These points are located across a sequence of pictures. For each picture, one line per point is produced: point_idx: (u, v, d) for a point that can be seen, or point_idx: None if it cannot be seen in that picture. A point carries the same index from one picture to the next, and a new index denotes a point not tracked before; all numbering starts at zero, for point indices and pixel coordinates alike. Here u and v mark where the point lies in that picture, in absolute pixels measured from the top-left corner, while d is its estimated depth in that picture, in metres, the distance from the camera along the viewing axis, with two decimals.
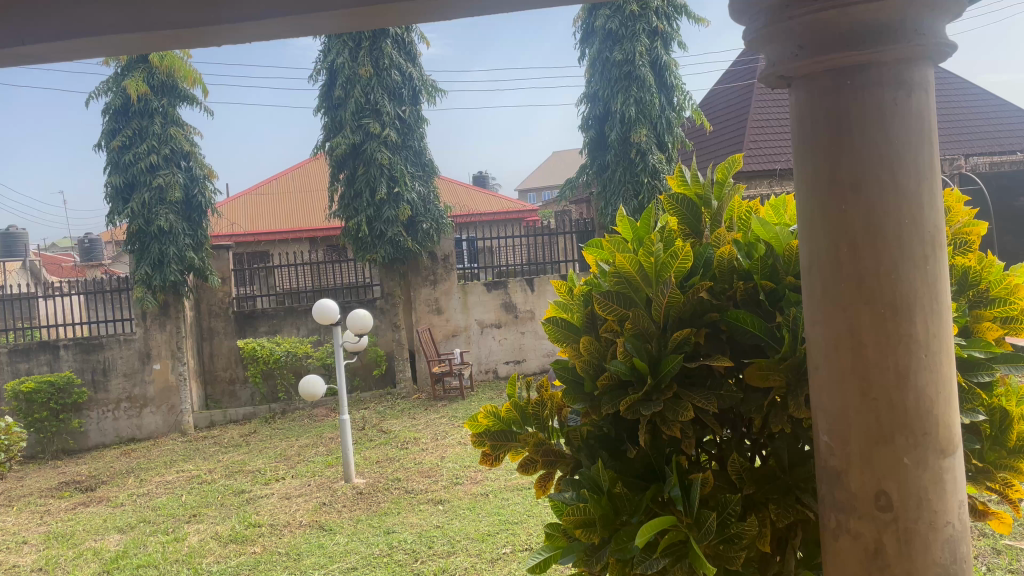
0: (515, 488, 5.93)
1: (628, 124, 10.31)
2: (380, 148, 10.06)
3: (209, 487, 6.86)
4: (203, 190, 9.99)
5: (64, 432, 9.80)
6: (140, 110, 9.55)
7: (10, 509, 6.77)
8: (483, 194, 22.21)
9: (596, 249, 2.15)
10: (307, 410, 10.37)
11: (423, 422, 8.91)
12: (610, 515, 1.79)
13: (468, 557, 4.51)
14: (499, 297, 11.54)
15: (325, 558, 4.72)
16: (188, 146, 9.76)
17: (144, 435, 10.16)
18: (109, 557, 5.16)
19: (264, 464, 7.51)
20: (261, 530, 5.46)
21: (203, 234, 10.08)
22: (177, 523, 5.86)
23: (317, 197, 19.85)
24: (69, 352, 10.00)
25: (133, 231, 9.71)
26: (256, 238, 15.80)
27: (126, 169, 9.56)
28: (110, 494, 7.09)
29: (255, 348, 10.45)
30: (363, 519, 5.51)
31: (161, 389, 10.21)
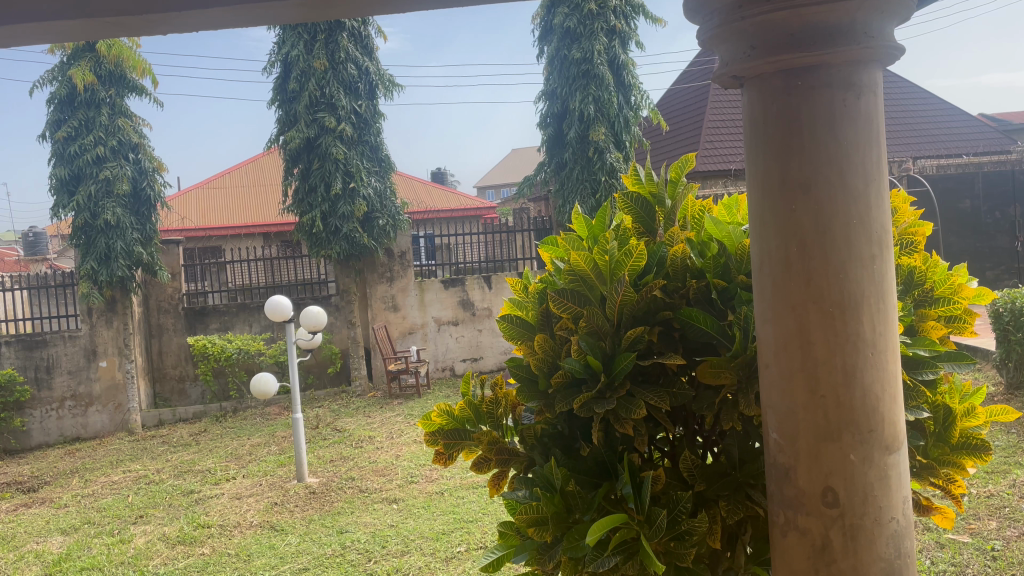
0: (471, 487, 5.91)
1: (587, 122, 10.34)
2: (335, 143, 9.95)
3: (157, 487, 6.71)
4: (152, 183, 9.76)
5: (5, 432, 9.49)
6: (86, 101, 9.27)
7: None
8: (439, 190, 22.09)
9: (551, 247, 2.14)
10: (259, 408, 10.20)
11: (379, 420, 8.84)
12: (563, 513, 1.79)
13: (422, 556, 4.48)
14: (455, 294, 11.49)
15: (277, 559, 4.64)
16: (136, 138, 9.52)
17: (89, 435, 9.90)
18: (52, 560, 5.01)
19: (214, 464, 7.37)
20: (211, 531, 5.36)
21: (153, 229, 9.84)
22: (123, 524, 5.71)
23: (271, 191, 19.55)
24: (11, 349, 9.69)
25: (78, 225, 9.44)
26: (208, 233, 15.51)
27: (71, 161, 9.30)
28: (53, 495, 6.89)
29: (206, 345, 10.24)
30: (315, 519, 5.44)
31: (108, 387, 9.97)
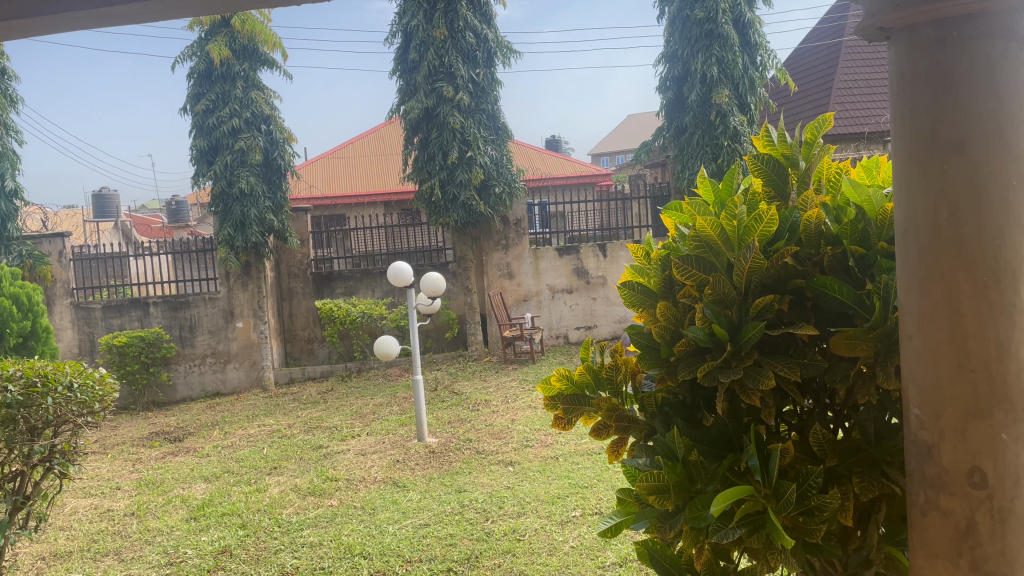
0: (586, 453, 5.94)
1: (710, 84, 10.01)
2: (453, 112, 10.06)
3: (288, 441, 7.11)
4: (282, 153, 10.21)
5: (154, 385, 10.29)
6: (222, 75, 9.78)
7: (105, 457, 7.16)
8: (555, 157, 22.03)
9: (675, 213, 2.08)
10: (381, 369, 10.60)
11: (494, 384, 9.01)
12: (686, 483, 1.75)
13: (538, 519, 4.55)
14: (570, 262, 11.49)
15: (399, 513, 4.84)
16: (268, 110, 9.97)
17: (228, 390, 10.60)
18: (196, 505, 5.42)
19: (340, 421, 7.73)
20: (339, 484, 5.64)
21: (283, 197, 10.32)
22: (258, 474, 6.10)
23: (391, 160, 20.06)
24: (158, 310, 10.46)
25: (216, 193, 10.02)
26: (333, 201, 16.12)
27: (209, 133, 9.86)
28: (196, 445, 7.42)
29: (332, 309, 10.71)
30: (435, 477, 5.62)
31: (244, 345, 10.62)
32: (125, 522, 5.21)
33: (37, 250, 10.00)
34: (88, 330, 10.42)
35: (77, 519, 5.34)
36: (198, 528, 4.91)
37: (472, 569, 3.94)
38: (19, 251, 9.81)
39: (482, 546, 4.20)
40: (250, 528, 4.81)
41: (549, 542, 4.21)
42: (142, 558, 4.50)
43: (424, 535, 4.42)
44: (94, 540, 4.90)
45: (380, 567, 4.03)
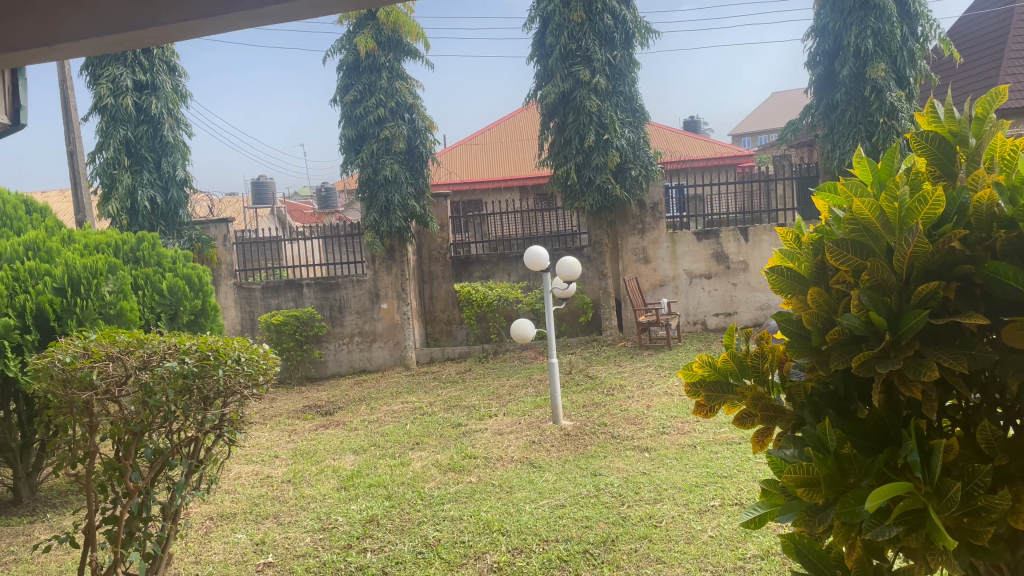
0: (725, 442, 5.81)
1: (864, 58, 9.43)
2: (590, 96, 10.00)
3: (430, 418, 7.39)
4: (424, 140, 10.54)
5: (307, 361, 10.95)
6: (369, 66, 10.18)
7: (264, 426, 7.71)
8: (694, 139, 21.49)
9: (829, 195, 1.99)
10: (517, 352, 10.78)
11: (630, 369, 8.95)
12: (837, 477, 1.68)
13: (675, 506, 4.51)
14: (709, 247, 11.19)
15: (536, 493, 4.93)
16: (411, 99, 10.30)
17: (373, 367, 11.12)
18: (346, 475, 5.74)
19: (478, 400, 7.95)
20: (477, 461, 5.81)
21: (424, 183, 10.66)
22: (402, 449, 6.38)
23: (527, 145, 20.22)
24: (310, 291, 11.11)
25: (363, 180, 10.49)
26: (471, 186, 16.46)
27: (357, 122, 10.31)
28: (345, 419, 7.84)
29: (470, 292, 10.96)
30: (571, 459, 5.67)
31: (388, 326, 11.09)
32: (283, 488, 5.61)
33: (204, 235, 10.91)
34: (249, 309, 11.21)
35: (241, 484, 5.79)
36: (348, 497, 5.20)
37: (608, 552, 3.95)
38: (189, 235, 10.74)
39: (618, 530, 4.21)
40: (396, 499, 5.05)
41: (687, 530, 4.16)
42: (299, 522, 4.83)
43: (561, 516, 4.48)
44: (256, 504, 5.29)
45: (517, 544, 4.12)
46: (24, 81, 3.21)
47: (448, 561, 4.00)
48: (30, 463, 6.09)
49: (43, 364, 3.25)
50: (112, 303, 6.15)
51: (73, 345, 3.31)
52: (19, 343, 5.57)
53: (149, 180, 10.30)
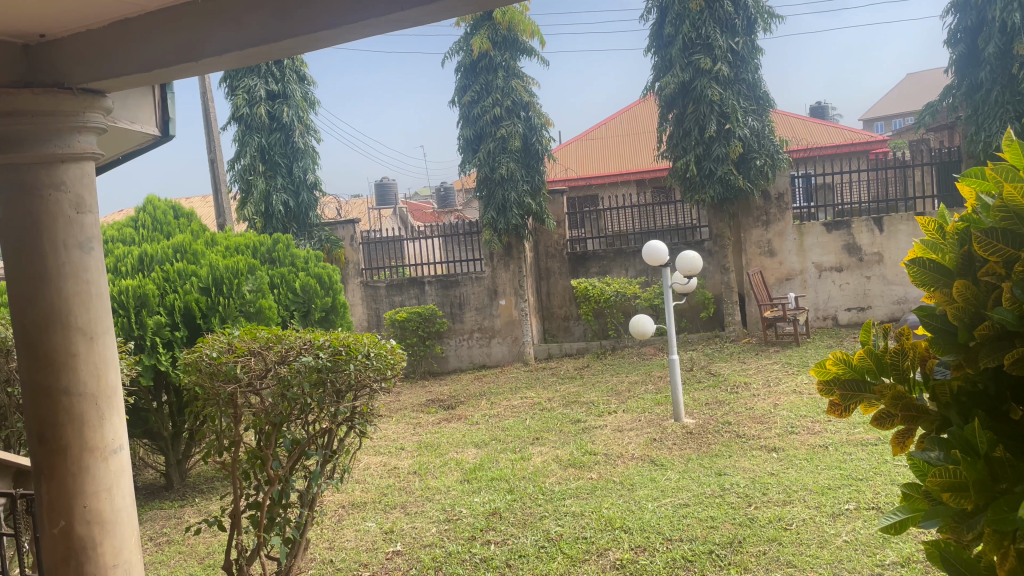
0: (860, 443, 5.53)
1: (1012, 33, 8.74)
2: (711, 85, 9.76)
3: (549, 414, 7.43)
4: (540, 137, 10.58)
5: (429, 357, 11.26)
6: (486, 66, 10.36)
7: (390, 419, 7.99)
8: (821, 125, 20.54)
9: (976, 180, 1.85)
10: (636, 348, 10.66)
11: (754, 366, 8.68)
12: (988, 482, 1.56)
13: (806, 509, 4.34)
14: (840, 238, 10.66)
15: (658, 491, 4.87)
16: (527, 97, 10.37)
17: (493, 363, 11.29)
18: (469, 468, 5.87)
19: (597, 397, 7.93)
20: (597, 458, 5.79)
21: (540, 179, 10.70)
22: (523, 443, 6.45)
23: (645, 138, 19.92)
24: (432, 288, 11.41)
25: (480, 179, 10.69)
26: (588, 181, 16.41)
27: (475, 122, 10.53)
28: (467, 413, 8.01)
29: (588, 288, 10.93)
30: (694, 458, 5.56)
31: (506, 322, 11.22)
32: (409, 479, 5.80)
33: (333, 236, 11.39)
34: (375, 306, 11.62)
35: (370, 474, 6.03)
36: (471, 490, 5.31)
37: (735, 554, 3.85)
38: (319, 236, 11.25)
39: (745, 531, 4.09)
40: (517, 493, 5.11)
41: (820, 534, 3.99)
42: (424, 513, 4.98)
43: (685, 515, 4.40)
44: (384, 494, 5.50)
45: (640, 542, 4.09)
46: (173, 94, 3.46)
47: (570, 557, 4.01)
48: (180, 450, 6.58)
49: (192, 358, 3.50)
50: (252, 301, 6.51)
51: (219, 340, 3.56)
52: (169, 339, 6.04)
53: (282, 184, 10.89)
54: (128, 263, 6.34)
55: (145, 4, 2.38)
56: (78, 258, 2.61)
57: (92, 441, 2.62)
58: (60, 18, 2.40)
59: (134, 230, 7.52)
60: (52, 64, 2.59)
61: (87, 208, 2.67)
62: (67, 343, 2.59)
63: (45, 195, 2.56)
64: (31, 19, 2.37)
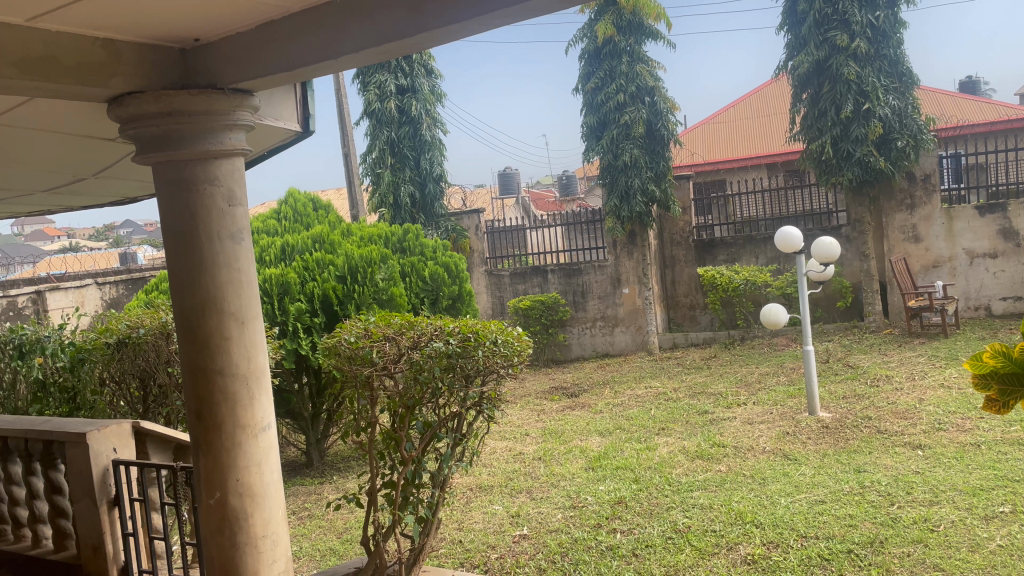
0: (1017, 442, 5.12)
1: None
2: (848, 63, 9.27)
3: (675, 404, 7.31)
4: (666, 123, 10.38)
5: (552, 345, 11.32)
6: (610, 52, 10.29)
7: (515, 405, 8.11)
8: (972, 100, 19.04)
9: None
10: (767, 338, 10.30)
11: (897, 358, 8.20)
12: None
13: (955, 510, 4.07)
14: (994, 222, 9.86)
15: (792, 486, 4.70)
16: (652, 82, 10.20)
17: (617, 352, 11.20)
18: (593, 456, 5.87)
19: (726, 388, 7.73)
20: (726, 450, 5.65)
21: (666, 165, 10.47)
22: (648, 433, 6.38)
23: (776, 119, 19.14)
24: (555, 277, 11.43)
25: (604, 166, 10.64)
26: (715, 166, 15.95)
27: (598, 109, 10.50)
28: (591, 401, 8.00)
29: (715, 276, 10.67)
30: (830, 453, 5.33)
31: (630, 311, 11.10)
32: (534, 464, 5.86)
33: (458, 226, 11.59)
34: (499, 294, 11.78)
35: (496, 459, 6.14)
36: (596, 478, 5.31)
37: (876, 554, 3.67)
38: (445, 226, 11.49)
39: (887, 531, 3.89)
40: (643, 483, 5.07)
41: (970, 537, 3.73)
42: (550, 498, 5.03)
43: (821, 512, 4.23)
44: (510, 478, 5.59)
45: (773, 538, 3.96)
46: (313, 92, 3.62)
47: (699, 549, 3.94)
48: (319, 430, 6.93)
49: (332, 343, 3.73)
50: (384, 289, 6.72)
51: (356, 326, 3.75)
52: (309, 325, 6.40)
53: (410, 176, 11.32)
54: (272, 253, 6.77)
55: (288, 5, 2.50)
56: (230, 248, 2.80)
57: (244, 419, 2.81)
58: (212, 22, 2.55)
59: (276, 221, 7.99)
60: (205, 67, 2.77)
61: (238, 201, 2.85)
62: (221, 327, 2.78)
63: (202, 189, 2.76)
64: (185, 24, 2.53)
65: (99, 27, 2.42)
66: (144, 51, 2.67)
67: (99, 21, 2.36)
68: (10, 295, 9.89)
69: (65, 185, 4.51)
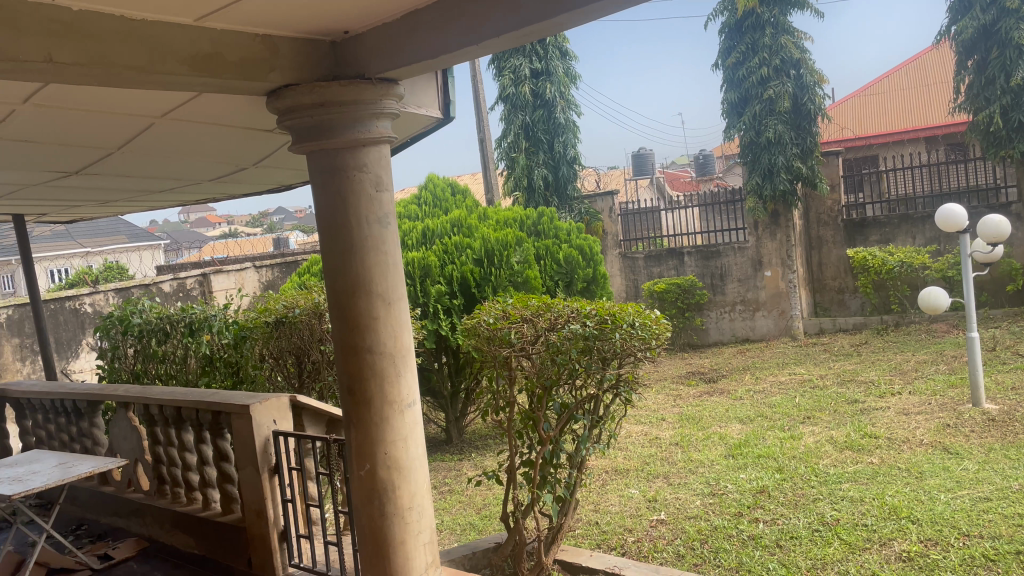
0: None
1: None
2: (1019, 25, 8.48)
3: (822, 392, 6.98)
4: (813, 96, 9.86)
5: (689, 329, 11.08)
6: (752, 25, 9.94)
7: (651, 389, 8.01)
8: None
9: None
10: (924, 325, 9.61)
11: None
12: None
13: None
14: None
15: (953, 482, 4.38)
16: (798, 54, 9.76)
17: (757, 337, 10.78)
18: (734, 443, 5.71)
19: (877, 376, 7.32)
20: (879, 442, 5.34)
21: (813, 142, 9.97)
22: (792, 422, 6.13)
23: (936, 88, 17.73)
24: (692, 259, 11.14)
25: (745, 143, 10.31)
26: (868, 141, 15.01)
27: (740, 84, 10.23)
28: (730, 388, 7.77)
29: (866, 258, 10.13)
30: (998, 448, 4.92)
31: (773, 294, 10.60)
32: (671, 450, 5.78)
33: (592, 208, 11.55)
34: (633, 277, 11.64)
35: (632, 443, 6.10)
36: (736, 465, 5.17)
37: None
38: (579, 209, 11.46)
39: None
40: (787, 473, 4.89)
41: None
42: (688, 485, 4.94)
43: (986, 510, 3.93)
44: (647, 462, 5.54)
45: (931, 535, 3.72)
46: (453, 79, 3.69)
47: (849, 544, 3.76)
48: (458, 409, 7.12)
49: (472, 324, 3.89)
50: (520, 272, 6.81)
51: (495, 307, 3.87)
52: (448, 306, 6.58)
53: (543, 160, 11.46)
54: (413, 238, 7.05)
55: None
56: (377, 232, 2.92)
57: (391, 394, 2.94)
58: (360, 14, 2.65)
59: (417, 206, 8.27)
60: (355, 57, 2.88)
61: (385, 187, 2.97)
62: (370, 308, 2.91)
63: (352, 176, 2.89)
64: (335, 17, 2.63)
65: (258, 24, 2.56)
66: (299, 45, 2.80)
67: (259, 18, 2.49)
68: (181, 276, 10.77)
69: (228, 175, 4.85)
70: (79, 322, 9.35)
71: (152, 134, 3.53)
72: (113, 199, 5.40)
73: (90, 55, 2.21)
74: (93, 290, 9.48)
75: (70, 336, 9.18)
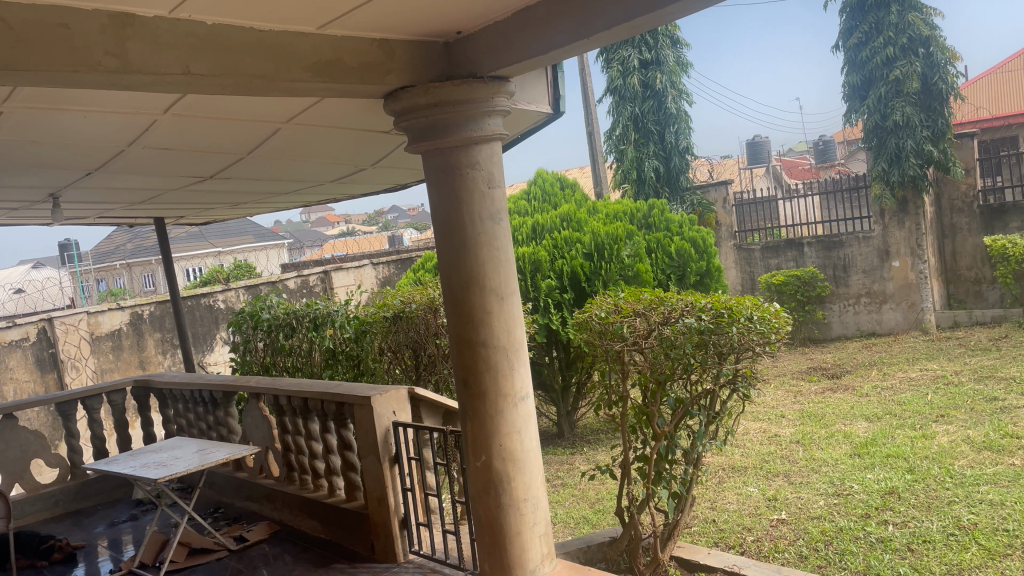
0: None
1: None
2: None
3: (957, 389, 6.56)
4: (944, 75, 9.28)
5: (810, 322, 10.61)
6: (876, 3, 9.49)
7: (769, 385, 7.76)
8: None
9: None
10: None
11: None
12: None
13: None
14: None
15: None
16: (927, 31, 9.21)
17: (885, 331, 10.21)
18: (859, 442, 5.46)
19: (1020, 372, 6.80)
20: (1021, 442, 4.97)
21: (945, 123, 9.36)
22: (924, 420, 5.80)
23: None
24: (812, 249, 10.68)
25: (869, 128, 9.84)
26: (1007, 120, 13.95)
27: (863, 66, 9.78)
28: (855, 384, 7.43)
29: (1006, 246, 9.40)
30: None
31: (901, 286, 10.02)
32: (792, 448, 5.58)
33: (704, 199, 11.30)
34: (749, 270, 11.27)
35: (750, 440, 5.94)
36: (863, 465, 4.94)
37: None
38: (691, 200, 11.23)
39: None
40: (919, 473, 4.63)
41: None
42: (811, 484, 4.77)
43: None
44: (766, 460, 5.38)
45: None
46: (563, 74, 3.71)
47: (988, 549, 3.53)
48: (569, 403, 7.14)
49: (584, 318, 3.91)
50: (630, 266, 6.72)
51: (607, 302, 3.90)
52: (559, 300, 6.61)
53: (654, 151, 11.29)
54: (523, 233, 7.15)
55: None
56: (490, 228, 2.97)
57: (505, 388, 2.98)
58: (471, 15, 2.69)
59: (526, 202, 8.33)
60: (468, 57, 2.93)
61: (497, 183, 3.01)
62: (484, 302, 2.96)
63: (466, 173, 2.95)
64: (447, 18, 2.69)
65: (375, 29, 2.65)
66: (414, 48, 2.88)
67: (376, 22, 2.58)
68: (304, 274, 11.29)
69: (347, 176, 5.05)
70: (213, 317, 9.96)
71: (278, 139, 3.71)
72: (243, 201, 5.72)
73: (223, 67, 2.34)
74: (225, 287, 10.07)
75: (205, 331, 9.82)
